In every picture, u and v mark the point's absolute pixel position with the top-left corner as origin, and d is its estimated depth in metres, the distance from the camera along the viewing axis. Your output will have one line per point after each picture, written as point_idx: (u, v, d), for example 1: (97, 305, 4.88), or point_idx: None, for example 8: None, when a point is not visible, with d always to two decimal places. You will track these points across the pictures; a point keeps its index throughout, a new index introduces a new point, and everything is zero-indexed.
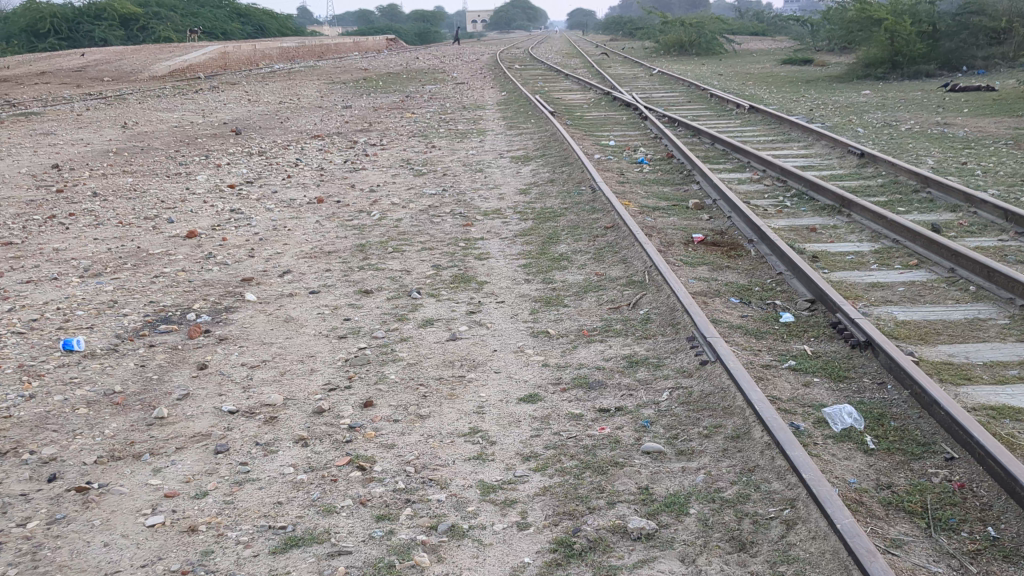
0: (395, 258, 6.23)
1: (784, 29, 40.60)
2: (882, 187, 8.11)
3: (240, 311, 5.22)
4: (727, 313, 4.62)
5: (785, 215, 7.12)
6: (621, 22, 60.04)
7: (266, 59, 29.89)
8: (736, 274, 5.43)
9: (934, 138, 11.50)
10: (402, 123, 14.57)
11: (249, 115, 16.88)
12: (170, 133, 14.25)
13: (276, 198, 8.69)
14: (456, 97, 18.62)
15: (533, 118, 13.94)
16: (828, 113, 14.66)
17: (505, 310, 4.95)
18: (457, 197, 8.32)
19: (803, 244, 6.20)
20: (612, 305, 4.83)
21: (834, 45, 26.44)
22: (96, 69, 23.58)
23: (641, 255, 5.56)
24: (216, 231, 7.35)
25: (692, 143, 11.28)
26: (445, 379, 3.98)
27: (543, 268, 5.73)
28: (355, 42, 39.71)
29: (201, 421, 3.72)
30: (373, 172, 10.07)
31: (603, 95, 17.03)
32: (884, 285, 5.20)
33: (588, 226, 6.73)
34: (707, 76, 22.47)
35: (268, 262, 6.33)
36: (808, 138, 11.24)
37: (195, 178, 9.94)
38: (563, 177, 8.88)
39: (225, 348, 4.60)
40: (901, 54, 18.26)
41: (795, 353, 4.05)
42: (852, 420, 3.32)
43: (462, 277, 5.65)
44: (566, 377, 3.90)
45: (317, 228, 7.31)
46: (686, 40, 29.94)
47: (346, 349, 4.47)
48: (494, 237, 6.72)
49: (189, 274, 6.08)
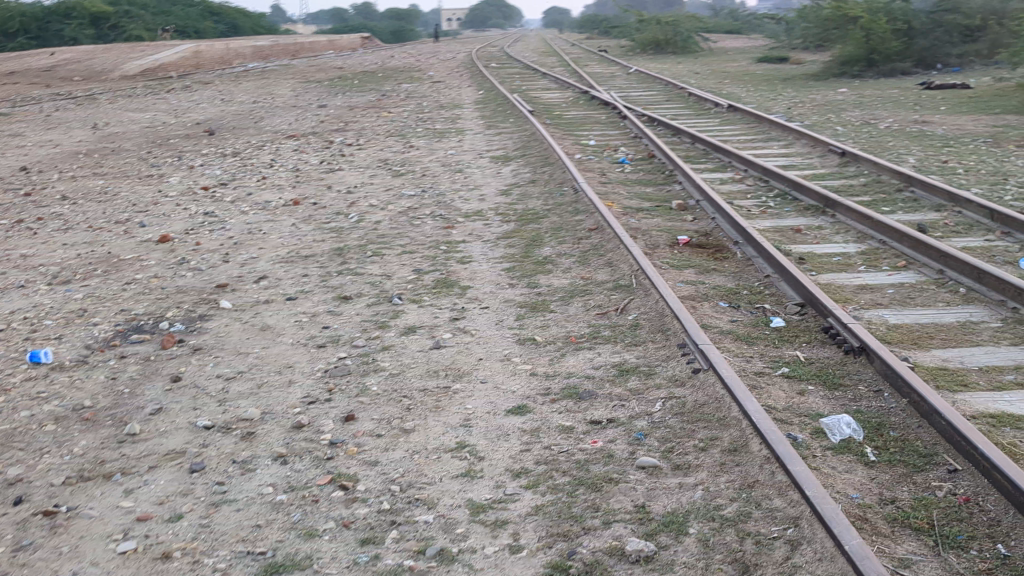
0: (374, 262, 6.08)
1: (758, 28, 40.75)
2: (865, 187, 8.03)
3: (215, 319, 5.07)
4: (717, 318, 4.51)
5: (769, 216, 7.03)
6: (596, 20, 60.10)
7: (240, 58, 29.60)
8: (723, 277, 5.33)
9: (914, 136, 11.46)
10: (378, 123, 14.40)
11: (223, 115, 16.64)
12: (143, 134, 14.02)
13: (252, 200, 8.52)
14: (433, 97, 18.48)
15: (511, 117, 13.81)
16: (807, 112, 14.63)
17: (489, 316, 4.81)
18: (436, 199, 8.18)
19: (789, 245, 6.10)
20: (599, 310, 4.70)
21: (809, 43, 26.47)
22: (65, 69, 23.22)
23: (626, 258, 5.44)
24: (190, 235, 7.18)
25: (672, 143, 11.19)
26: (429, 391, 3.84)
27: (526, 272, 5.61)
28: (329, 41, 39.44)
29: (175, 438, 3.56)
30: (351, 172, 9.91)
31: (581, 93, 16.93)
32: (874, 287, 5.10)
33: (571, 228, 6.61)
34: (683, 74, 22.43)
35: (244, 267, 6.17)
36: (789, 136, 11.18)
37: (168, 180, 9.74)
38: (544, 177, 8.76)
39: (200, 360, 4.44)
40: (877, 52, 18.28)
41: (788, 359, 3.93)
42: (851, 431, 3.18)
43: (444, 282, 5.51)
44: (555, 387, 3.77)
45: (293, 232, 7.15)
46: (662, 39, 29.90)
47: (326, 359, 4.33)
48: (475, 240, 6.59)
49: (162, 281, 5.90)
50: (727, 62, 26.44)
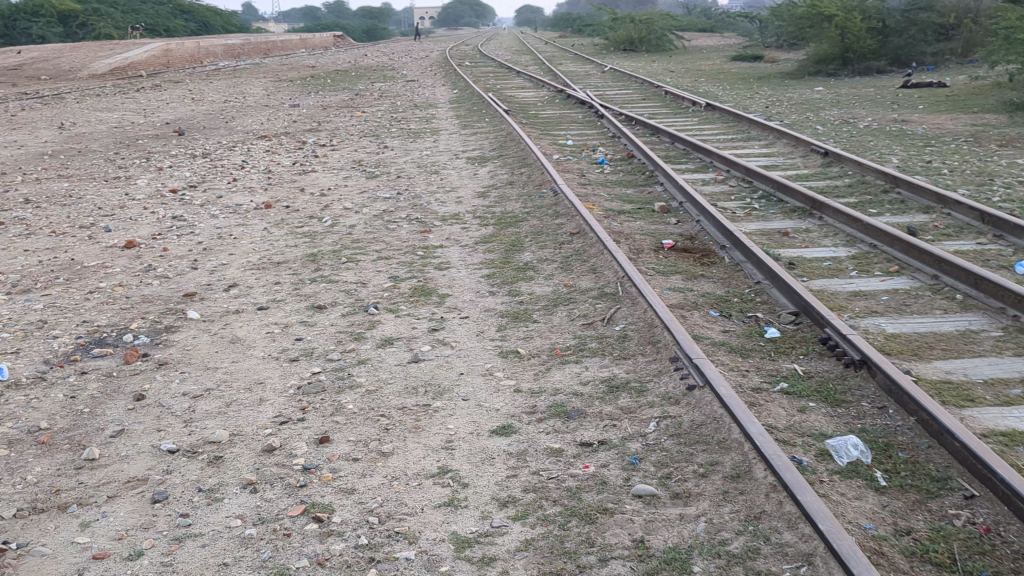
0: (349, 269, 5.86)
1: (732, 26, 40.89)
2: (850, 188, 7.89)
3: (182, 331, 4.82)
4: (707, 329, 4.33)
5: (754, 218, 6.88)
6: (570, 18, 60.20)
7: (211, 56, 29.22)
8: (711, 284, 5.15)
9: (893, 136, 11.37)
10: (352, 123, 14.14)
11: (192, 115, 16.32)
12: (110, 134, 13.69)
13: (221, 203, 8.25)
14: (407, 95, 18.26)
15: (487, 116, 13.59)
16: (785, 110, 14.54)
17: (470, 327, 4.61)
18: (413, 201, 7.95)
19: (778, 249, 5.94)
20: (585, 320, 4.51)
21: (783, 41, 26.42)
22: (31, 68, 22.77)
23: (611, 264, 5.26)
24: (157, 240, 6.91)
25: (652, 142, 11.04)
26: (408, 409, 3.63)
27: (507, 278, 5.40)
28: (302, 40, 39.05)
29: (136, 463, 3.32)
30: (323, 174, 9.68)
31: (557, 92, 16.74)
32: (867, 295, 4.95)
33: (552, 232, 6.42)
34: (659, 72, 22.31)
35: (213, 274, 5.92)
36: (769, 135, 11.06)
37: (135, 182, 9.45)
38: (523, 179, 8.56)
39: (165, 375, 4.20)
40: (853, 51, 18.22)
41: (785, 374, 3.77)
42: (858, 453, 3.03)
43: (422, 289, 5.29)
44: (541, 404, 3.57)
45: (265, 237, 6.90)
46: (636, 37, 29.77)
47: (298, 374, 4.10)
48: (453, 245, 6.37)
49: (126, 289, 5.64)
50: (701, 61, 26.38)
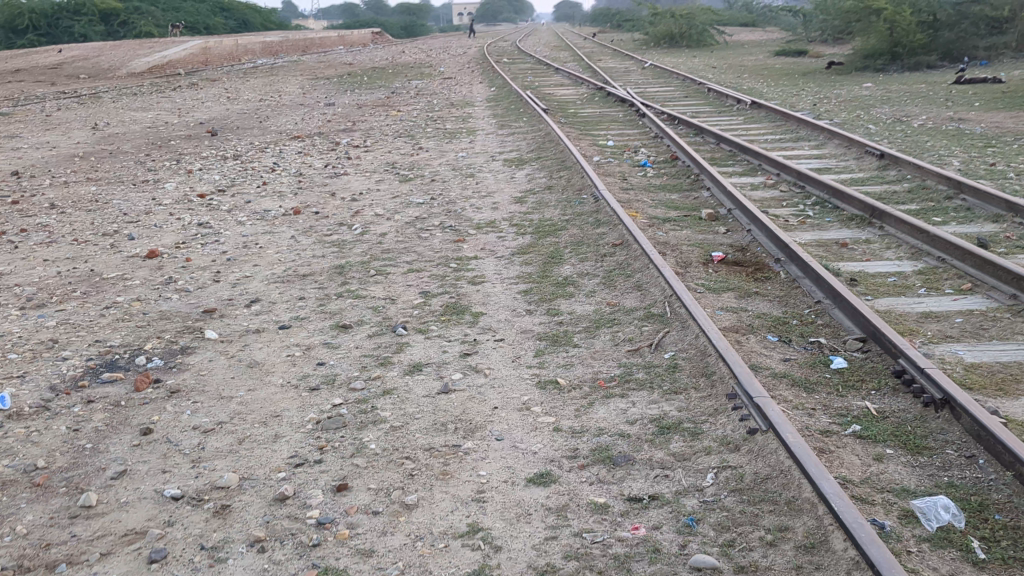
0: (378, 283, 5.53)
1: (773, 20, 40.27)
2: (910, 194, 7.43)
3: (198, 353, 4.51)
4: (766, 357, 3.94)
5: (809, 227, 6.45)
6: (608, 16, 59.80)
7: (249, 54, 29.11)
8: (767, 303, 4.76)
9: (950, 136, 10.86)
10: (387, 123, 13.85)
11: (226, 114, 16.11)
12: (143, 135, 13.49)
13: (249, 209, 7.98)
14: (444, 93, 17.95)
15: (526, 116, 13.23)
16: (834, 108, 14.04)
17: (505, 351, 4.26)
18: (446, 207, 7.62)
19: (836, 263, 5.53)
20: (631, 345, 4.14)
21: (828, 36, 25.77)
22: (71, 66, 22.78)
23: (658, 280, 4.88)
24: (181, 250, 6.63)
25: (696, 143, 10.62)
26: (436, 451, 3.28)
27: (545, 295, 5.04)
28: (340, 37, 38.88)
29: (136, 513, 3.01)
30: (356, 177, 9.37)
31: (597, 89, 16.36)
32: (940, 318, 4.55)
33: (593, 243, 6.05)
34: (701, 68, 21.84)
35: (235, 288, 5.62)
36: (818, 135, 10.61)
37: (164, 186, 9.21)
38: (562, 183, 8.19)
39: (176, 406, 3.88)
40: (902, 45, 17.69)
41: (856, 415, 3.39)
42: (950, 516, 2.66)
43: (454, 307, 4.95)
44: (584, 447, 3.21)
45: (292, 246, 6.60)
46: (677, 32, 29.27)
47: (318, 406, 3.77)
48: (488, 256, 6.02)
49: (144, 305, 5.36)
50: (742, 55, 25.85)
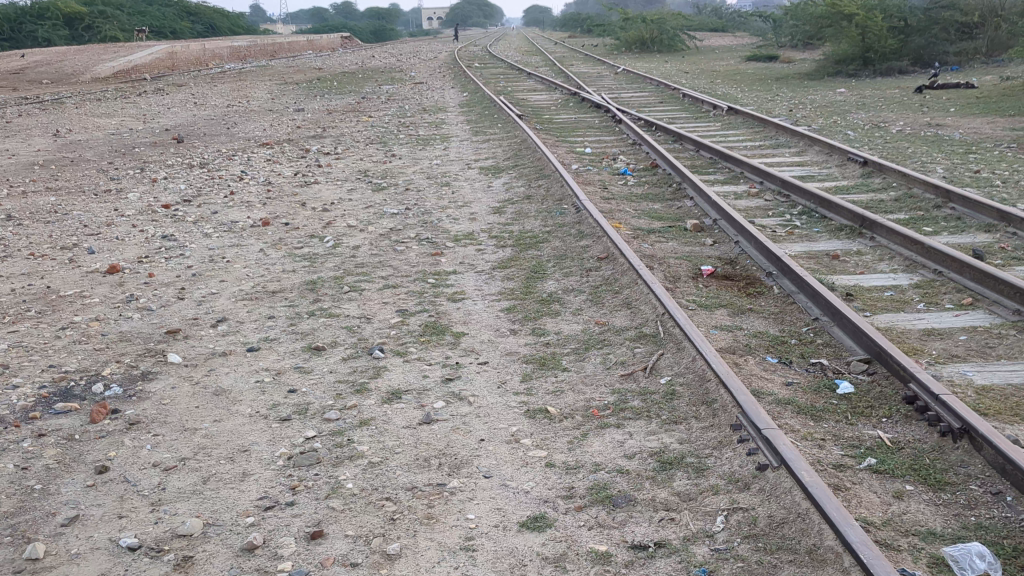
0: (352, 300, 5.25)
1: (743, 24, 40.30)
2: (897, 203, 7.27)
3: (160, 379, 4.22)
4: (767, 381, 3.72)
5: (799, 238, 6.25)
6: (578, 20, 59.81)
7: (216, 59, 28.65)
8: (762, 321, 4.54)
9: (930, 142, 10.74)
10: (359, 129, 13.55)
11: (193, 120, 15.73)
12: (106, 142, 13.11)
13: (216, 220, 7.67)
14: (417, 99, 17.69)
15: (500, 122, 12.99)
16: (810, 114, 13.92)
17: (489, 376, 4.00)
18: (422, 218, 7.35)
19: (830, 277, 5.33)
20: (624, 368, 3.91)
21: (798, 41, 25.74)
22: (34, 71, 22.28)
23: (648, 296, 4.64)
24: (143, 264, 6.32)
25: (675, 149, 10.43)
26: (419, 491, 3.02)
27: (529, 313, 4.79)
28: (310, 41, 38.45)
29: (88, 566, 2.72)
30: (327, 186, 9.08)
31: (571, 94, 16.17)
32: (943, 335, 4.35)
33: (577, 256, 5.81)
34: (673, 73, 21.73)
35: (200, 306, 5.32)
36: (798, 142, 10.47)
37: (127, 196, 8.87)
38: (540, 192, 7.95)
39: (134, 440, 3.59)
40: (874, 51, 17.57)
41: (870, 446, 3.17)
42: (985, 564, 2.44)
43: (434, 326, 4.69)
44: (580, 486, 2.97)
45: (260, 260, 6.31)
46: (648, 37, 29.15)
47: (290, 440, 3.49)
48: (467, 271, 5.77)
49: (103, 325, 5.05)
50: (713, 60, 25.79)
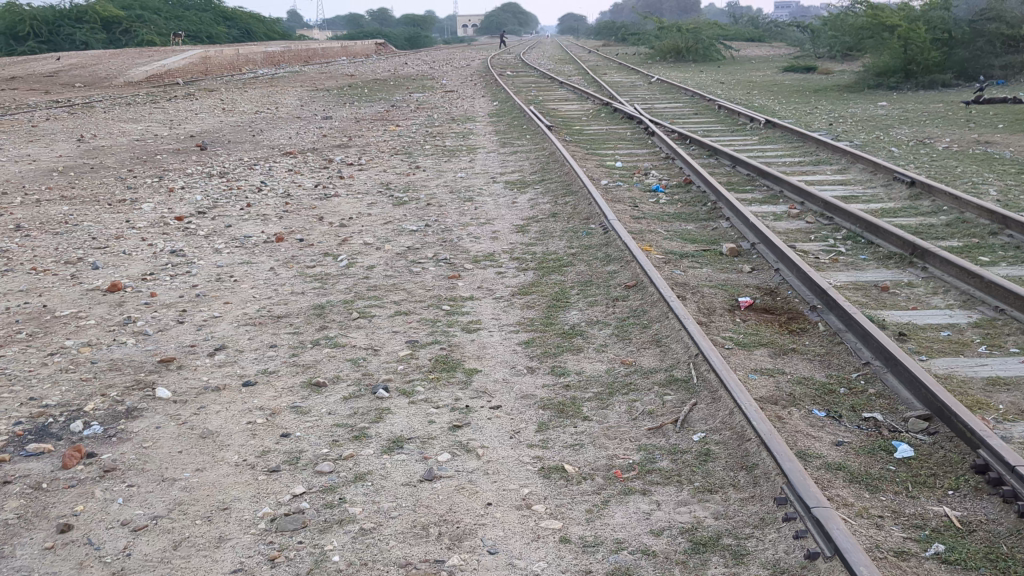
0: (360, 329, 4.88)
1: (780, 35, 39.69)
2: (948, 228, 6.81)
3: (144, 418, 3.87)
4: (813, 440, 3.30)
5: (844, 267, 5.81)
6: (613, 29, 59.59)
7: (249, 64, 28.54)
8: (807, 364, 4.12)
9: (979, 160, 10.24)
10: (385, 138, 13.22)
11: (219, 127, 15.52)
12: (129, 149, 12.89)
13: (228, 235, 7.35)
14: (447, 107, 17.38)
15: (529, 133, 12.62)
16: (851, 128, 13.43)
17: (502, 423, 3.61)
18: (442, 236, 6.99)
19: (880, 312, 4.89)
20: (652, 420, 3.50)
21: (836, 53, 25.16)
22: (67, 74, 22.24)
23: (681, 335, 4.23)
24: (146, 282, 6.00)
25: (710, 165, 10.01)
26: (415, 568, 2.64)
27: (550, 348, 4.40)
28: (343, 47, 38.36)
29: None
30: (346, 199, 8.76)
31: (603, 105, 15.77)
32: (1010, 385, 3.91)
33: (603, 283, 5.41)
34: (708, 84, 21.27)
35: (198, 332, 4.98)
36: (840, 158, 10.02)
37: (140, 207, 8.58)
38: (567, 210, 7.56)
39: (105, 492, 3.23)
40: (915, 64, 17.04)
41: (936, 527, 2.74)
42: None
43: (445, 361, 4.31)
44: (599, 570, 2.57)
45: (268, 280, 5.96)
46: (683, 47, 28.75)
47: (275, 497, 3.12)
48: (485, 297, 5.39)
49: (94, 351, 4.71)
50: (750, 71, 25.30)
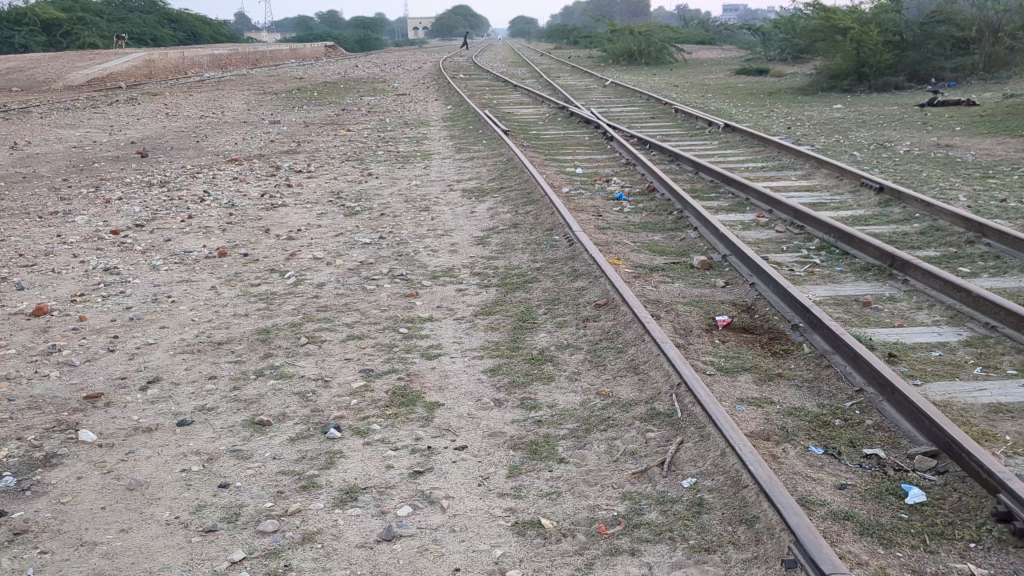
0: (309, 356, 4.48)
1: (730, 38, 39.75)
2: (923, 237, 6.57)
3: (63, 467, 3.43)
4: (814, 484, 2.97)
5: (821, 280, 5.53)
6: (564, 31, 59.53)
7: (195, 67, 27.83)
8: (797, 392, 3.80)
9: (942, 164, 10.08)
10: (336, 144, 12.78)
11: (162, 132, 14.96)
12: (66, 157, 12.30)
13: (168, 250, 6.89)
14: (399, 111, 16.96)
15: (485, 138, 12.25)
16: (810, 132, 13.27)
17: (469, 467, 3.24)
18: (397, 249, 6.61)
19: (867, 331, 4.59)
20: (636, 463, 3.15)
21: (788, 54, 25.16)
22: (4, 78, 21.42)
23: (661, 362, 3.89)
24: (76, 305, 5.53)
25: (672, 170, 9.74)
26: None
27: (518, 377, 4.04)
28: (292, 50, 37.70)
29: None
30: (295, 209, 8.33)
31: (559, 108, 15.46)
32: (1014, 412, 3.62)
33: (571, 301, 5.07)
34: (661, 87, 21.08)
35: (131, 362, 4.53)
36: (802, 163, 9.81)
37: (74, 219, 8.07)
38: (529, 220, 7.21)
39: (14, 560, 2.80)
40: (869, 66, 16.89)
41: None
42: None
43: (403, 394, 3.92)
44: None
45: (210, 301, 5.53)
46: (635, 49, 28.60)
47: (211, 563, 2.72)
48: (444, 317, 5.01)
49: (12, 386, 4.25)
50: (703, 73, 25.17)
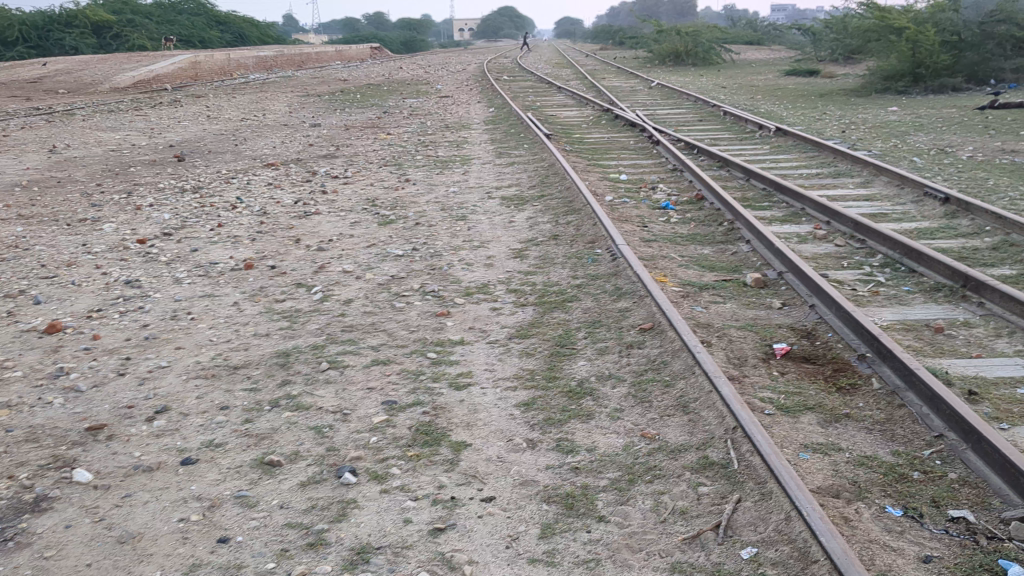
0: (330, 384, 4.15)
1: (779, 39, 38.95)
2: (996, 252, 6.08)
3: (52, 513, 3.11)
4: (894, 557, 2.57)
5: (888, 302, 5.08)
6: (610, 32, 59.08)
7: (240, 69, 27.78)
8: (871, 437, 3.38)
9: (1009, 172, 9.52)
10: (374, 148, 12.49)
11: (202, 135, 14.77)
12: (102, 160, 12.15)
13: (194, 261, 6.61)
14: (441, 114, 16.65)
15: (526, 142, 11.88)
16: (866, 136, 12.74)
17: (496, 524, 2.87)
18: (430, 262, 6.27)
19: (943, 363, 4.14)
20: (688, 526, 2.76)
21: (839, 55, 24.49)
22: (51, 80, 21.49)
23: (715, 400, 3.49)
24: (91, 321, 5.25)
25: (720, 177, 9.30)
26: None
27: (554, 413, 3.66)
28: (337, 51, 37.65)
29: None
30: (327, 217, 8.04)
31: (604, 111, 15.04)
32: None
33: (614, 324, 4.68)
34: (710, 88, 20.54)
35: (140, 388, 4.23)
36: (858, 169, 9.33)
37: (102, 227, 7.84)
38: (569, 231, 6.83)
39: None
40: (925, 66, 16.24)
41: None
42: None
43: (427, 433, 3.56)
44: None
45: (230, 318, 5.22)
46: (682, 49, 28.04)
47: None
48: (476, 341, 4.65)
49: (12, 413, 3.96)
50: (752, 75, 24.56)
